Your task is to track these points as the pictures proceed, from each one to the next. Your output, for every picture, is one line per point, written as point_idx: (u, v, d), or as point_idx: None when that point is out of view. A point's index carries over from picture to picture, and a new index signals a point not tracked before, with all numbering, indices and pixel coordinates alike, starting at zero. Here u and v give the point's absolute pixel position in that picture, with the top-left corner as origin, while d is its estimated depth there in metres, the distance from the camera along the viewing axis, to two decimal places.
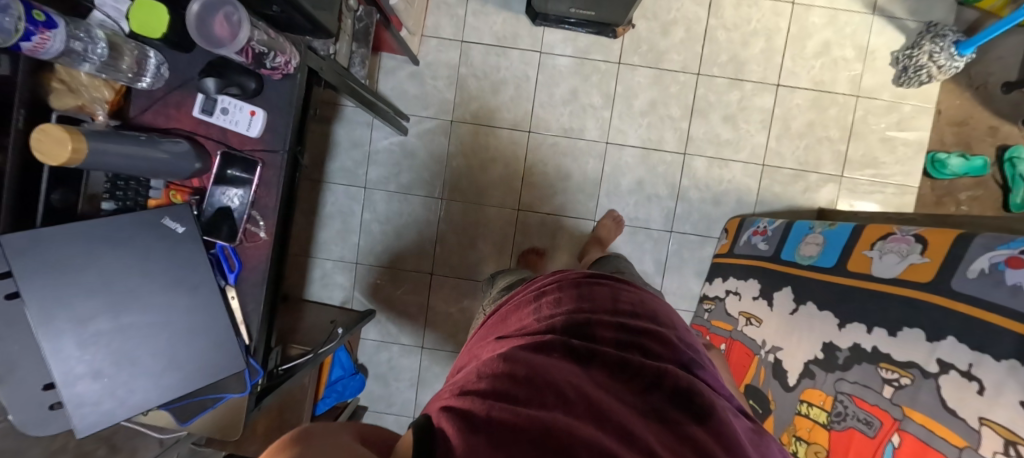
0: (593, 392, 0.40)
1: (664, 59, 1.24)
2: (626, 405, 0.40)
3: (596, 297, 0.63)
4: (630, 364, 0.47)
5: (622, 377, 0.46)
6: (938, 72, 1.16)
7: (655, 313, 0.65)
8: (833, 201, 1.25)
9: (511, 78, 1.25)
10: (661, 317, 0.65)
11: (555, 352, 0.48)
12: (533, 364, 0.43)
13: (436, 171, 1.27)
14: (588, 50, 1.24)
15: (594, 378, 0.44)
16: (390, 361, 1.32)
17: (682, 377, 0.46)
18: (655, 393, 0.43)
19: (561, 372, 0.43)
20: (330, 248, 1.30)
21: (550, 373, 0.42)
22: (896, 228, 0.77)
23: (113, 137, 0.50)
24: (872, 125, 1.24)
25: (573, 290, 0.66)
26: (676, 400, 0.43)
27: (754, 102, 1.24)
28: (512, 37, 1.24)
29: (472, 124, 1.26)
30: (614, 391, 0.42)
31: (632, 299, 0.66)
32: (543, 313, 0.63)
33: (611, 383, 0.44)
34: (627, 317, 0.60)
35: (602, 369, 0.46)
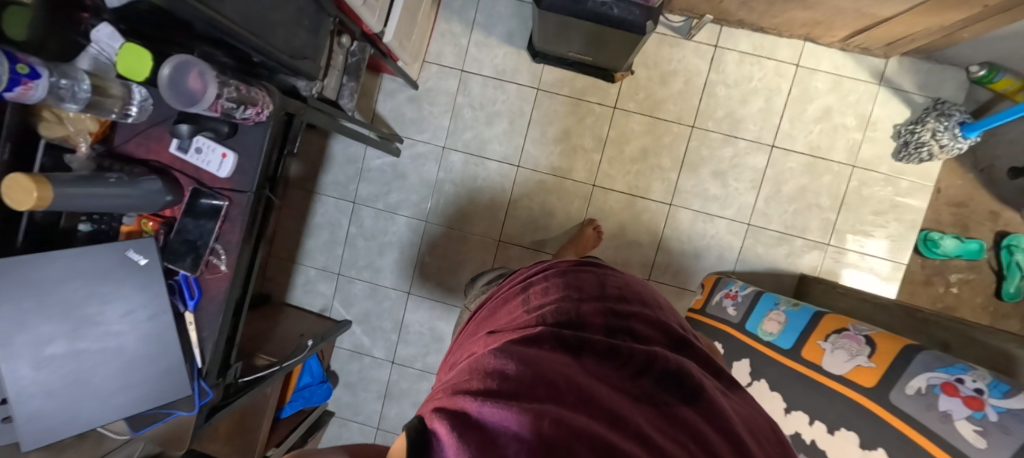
0: (581, 373, 0.43)
1: (660, 108, 1.24)
2: (612, 385, 0.43)
3: (583, 287, 0.68)
4: (617, 349, 0.50)
5: (607, 361, 0.48)
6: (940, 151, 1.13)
7: (637, 300, 0.69)
8: (815, 268, 1.24)
9: (506, 111, 1.27)
10: (646, 304, 0.69)
11: (544, 339, 0.50)
12: (528, 351, 0.45)
13: (424, 194, 1.30)
14: (584, 91, 1.25)
15: (582, 361, 0.46)
16: (361, 372, 1.36)
17: (669, 360, 0.48)
18: (645, 377, 0.46)
19: (551, 355, 0.45)
20: (315, 257, 1.34)
21: (541, 356, 0.44)
22: (852, 324, 0.77)
23: (92, 180, 0.55)
24: (865, 197, 1.22)
25: (561, 286, 0.70)
26: (659, 381, 0.46)
27: (746, 160, 1.23)
28: (511, 71, 1.26)
29: (463, 153, 1.28)
30: (600, 371, 0.45)
31: (618, 289, 0.70)
32: (532, 307, 0.67)
33: (599, 365, 0.47)
34: (612, 307, 0.64)
35: (589, 354, 0.49)
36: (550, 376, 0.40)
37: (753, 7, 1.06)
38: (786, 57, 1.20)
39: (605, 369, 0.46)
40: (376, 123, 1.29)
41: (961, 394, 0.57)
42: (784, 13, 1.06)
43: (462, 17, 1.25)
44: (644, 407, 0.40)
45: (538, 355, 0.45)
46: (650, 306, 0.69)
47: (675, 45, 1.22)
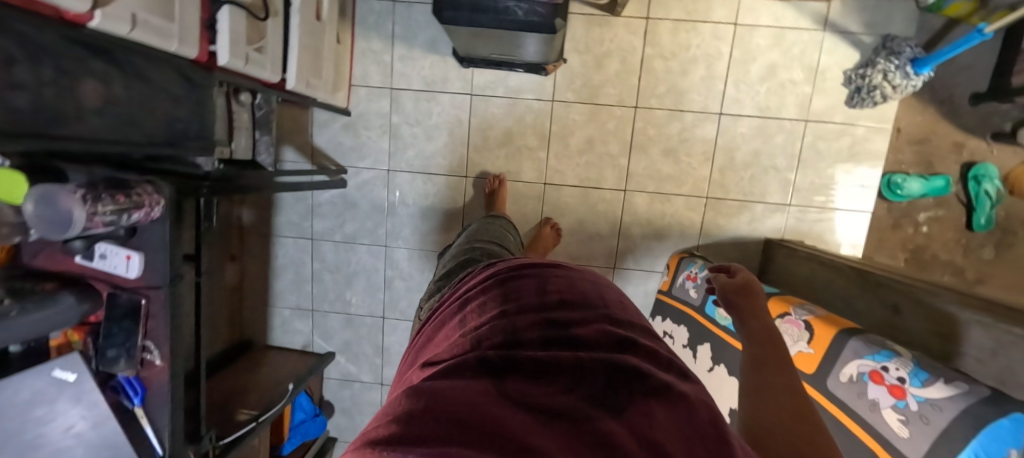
0: (491, 411, 0.33)
1: (600, 94, 1.19)
2: (532, 419, 0.32)
3: (521, 287, 0.59)
4: (549, 368, 0.40)
5: (534, 386, 0.38)
6: (894, 93, 1.08)
7: (589, 291, 0.58)
8: (779, 230, 1.23)
9: (444, 123, 1.23)
10: (595, 292, 0.60)
11: (458, 371, 0.40)
12: (428, 395, 0.35)
13: (378, 219, 1.29)
14: (520, 89, 1.21)
15: (500, 393, 0.36)
16: (354, 397, 1.40)
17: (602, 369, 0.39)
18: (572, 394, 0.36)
19: (457, 394, 0.35)
20: (286, 297, 1.35)
21: (443, 397, 0.34)
22: (794, 306, 0.76)
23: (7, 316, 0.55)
24: (821, 151, 1.18)
25: (496, 293, 0.58)
26: (599, 399, 0.36)
27: (695, 133, 1.20)
28: (441, 80, 1.21)
29: (410, 172, 1.26)
30: (519, 403, 0.35)
31: (565, 283, 0.59)
32: (463, 326, 0.55)
33: (523, 393, 0.36)
34: (555, 306, 0.53)
35: (511, 380, 0.38)
36: (443, 429, 0.30)
37: None
38: (723, 17, 1.14)
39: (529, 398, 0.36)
40: (316, 157, 1.27)
41: (886, 382, 0.57)
42: None
43: (380, 32, 1.19)
44: (572, 443, 0.30)
45: (438, 399, 0.34)
46: (606, 294, 0.58)
47: (605, 24, 1.16)
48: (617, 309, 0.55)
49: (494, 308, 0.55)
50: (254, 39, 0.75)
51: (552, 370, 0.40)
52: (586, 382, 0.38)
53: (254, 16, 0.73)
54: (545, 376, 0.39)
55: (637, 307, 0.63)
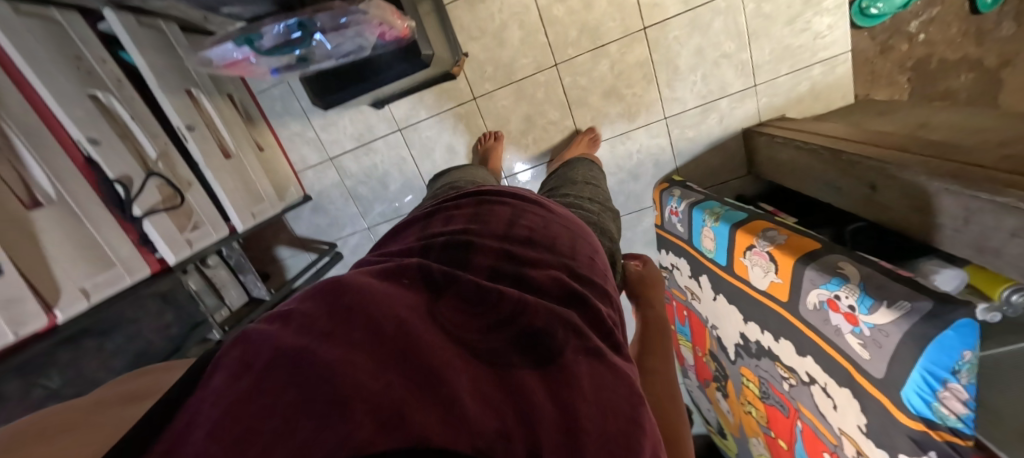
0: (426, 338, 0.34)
1: (515, 69, 1.12)
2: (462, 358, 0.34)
3: (490, 218, 0.58)
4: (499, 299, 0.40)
5: (479, 314, 0.39)
6: None
7: (559, 239, 0.57)
8: (755, 116, 1.14)
9: (391, 166, 1.25)
10: (566, 235, 0.59)
11: (407, 281, 0.40)
12: (366, 291, 0.36)
13: None
14: (440, 103, 1.17)
15: (439, 319, 0.37)
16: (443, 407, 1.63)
17: (544, 310, 0.40)
18: (504, 333, 0.38)
19: (398, 306, 0.35)
20: None
21: (387, 305, 0.35)
22: (757, 238, 0.75)
23: None
24: (770, 13, 1.04)
25: (470, 221, 0.58)
26: (528, 345, 0.37)
27: (628, 61, 1.10)
28: (368, 130, 1.21)
29: (387, 222, 1.32)
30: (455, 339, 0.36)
31: (535, 227, 0.58)
32: (426, 235, 0.56)
33: (457, 323, 0.37)
34: (518, 246, 0.52)
35: (454, 307, 0.39)
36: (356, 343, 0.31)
37: None
38: None
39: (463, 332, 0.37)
40: (305, 244, 1.36)
41: (842, 309, 0.58)
42: None
43: (292, 114, 1.19)
44: (485, 392, 0.32)
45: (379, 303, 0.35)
46: (576, 243, 0.58)
47: None
48: (581, 262, 0.54)
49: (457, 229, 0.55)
50: (184, 224, 0.83)
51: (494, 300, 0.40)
52: (525, 319, 0.39)
53: (172, 208, 0.80)
54: (492, 304, 0.39)
55: (606, 257, 0.64)
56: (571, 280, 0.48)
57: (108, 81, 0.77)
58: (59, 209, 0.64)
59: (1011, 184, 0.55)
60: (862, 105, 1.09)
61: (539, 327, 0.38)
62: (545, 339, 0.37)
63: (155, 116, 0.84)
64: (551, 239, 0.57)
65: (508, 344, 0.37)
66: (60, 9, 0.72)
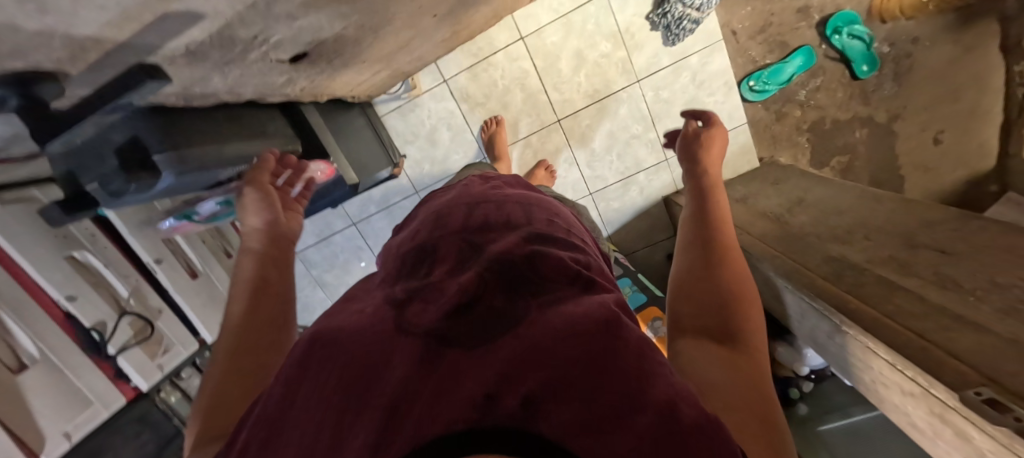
0: (393, 340, 0.29)
1: (449, 164, 1.25)
2: (439, 339, 0.29)
3: (448, 211, 0.50)
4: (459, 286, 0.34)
5: (447, 300, 0.32)
6: (702, 11, 1.05)
7: (519, 214, 0.48)
8: (672, 184, 1.24)
9: (350, 255, 1.37)
10: (530, 208, 0.52)
11: (373, 303, 0.36)
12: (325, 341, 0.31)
13: None
14: (387, 198, 1.30)
15: (405, 319, 0.31)
16: None
17: (500, 279, 0.34)
18: (470, 307, 0.31)
19: (364, 326, 0.31)
20: None
21: (357, 331, 0.31)
22: (648, 327, 0.92)
23: None
24: (669, 97, 1.16)
25: (432, 221, 0.49)
26: (494, 310, 0.31)
27: (548, 148, 1.22)
28: (325, 226, 1.34)
29: None
30: (421, 327, 0.30)
31: (491, 206, 0.50)
32: (394, 253, 0.47)
33: (420, 314, 0.31)
34: (483, 229, 0.44)
35: (420, 300, 0.33)
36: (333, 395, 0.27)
37: (434, 51, 1.00)
38: (507, 40, 1.12)
39: (428, 316, 0.31)
40: None
41: None
42: (462, 32, 0.98)
43: None
44: (463, 369, 0.26)
45: (345, 335, 0.31)
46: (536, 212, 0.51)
47: (415, 107, 1.20)
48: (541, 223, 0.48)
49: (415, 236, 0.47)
50: (155, 351, 0.96)
51: (451, 286, 0.34)
52: (484, 291, 0.32)
53: (143, 340, 0.93)
54: (453, 288, 0.33)
55: (568, 218, 0.56)
56: (534, 242, 0.41)
57: (82, 238, 0.86)
58: (42, 366, 0.77)
59: (822, 293, 0.65)
60: (764, 169, 1.19)
61: (505, 300, 0.32)
62: (511, 305, 0.31)
63: (125, 256, 0.94)
64: (514, 211, 0.50)
65: (481, 314, 0.30)
66: (39, 186, 0.78)
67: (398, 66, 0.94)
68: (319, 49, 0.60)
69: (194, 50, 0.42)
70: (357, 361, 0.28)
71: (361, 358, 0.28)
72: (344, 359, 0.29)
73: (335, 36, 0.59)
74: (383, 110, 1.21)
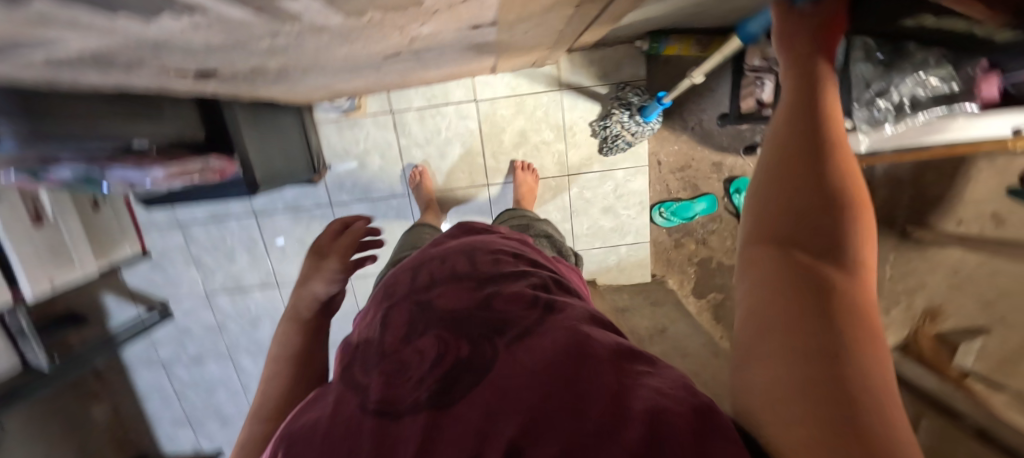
0: (364, 430, 0.31)
1: (372, 190, 1.25)
2: (414, 415, 0.31)
3: (399, 280, 0.49)
4: (419, 355, 0.36)
5: (412, 376, 0.34)
6: (637, 137, 1.15)
7: (465, 255, 0.50)
8: None
9: (239, 244, 1.30)
10: (482, 246, 0.53)
11: (336, 387, 0.36)
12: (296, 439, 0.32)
13: (215, 337, 1.40)
14: (298, 201, 1.26)
15: (370, 404, 0.33)
16: None
17: (465, 337, 0.37)
18: (441, 375, 0.34)
19: (328, 417, 0.33)
20: (161, 414, 1.50)
21: (323, 427, 0.32)
22: None
23: None
24: (589, 198, 1.26)
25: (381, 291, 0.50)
26: (463, 370, 0.34)
27: (470, 206, 1.26)
28: (221, 207, 1.27)
29: (226, 293, 1.35)
30: (392, 409, 0.32)
31: (433, 255, 0.51)
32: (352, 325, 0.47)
33: (393, 391, 0.33)
34: (432, 281, 0.45)
35: (381, 382, 0.34)
36: None
37: (381, 86, 1.01)
38: (461, 97, 1.17)
39: (397, 397, 0.33)
40: (137, 297, 1.35)
41: None
42: (414, 80, 1.01)
43: None
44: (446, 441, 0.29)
45: (309, 435, 0.32)
46: (488, 250, 0.52)
47: (354, 125, 1.20)
48: (497, 260, 0.50)
49: (369, 314, 0.46)
50: None
51: (415, 353, 0.36)
52: (450, 351, 0.35)
53: None
54: (415, 358, 0.36)
55: (515, 246, 0.57)
56: (484, 285, 0.44)
57: None
58: None
59: None
60: (651, 287, 1.32)
61: (464, 356, 0.35)
62: (478, 358, 0.35)
63: None
64: (466, 255, 0.50)
65: (450, 376, 0.34)
66: None
67: (338, 90, 0.94)
68: (228, 72, 0.58)
69: (57, 62, 0.40)
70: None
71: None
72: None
73: (251, 69, 0.58)
74: (322, 117, 1.19)
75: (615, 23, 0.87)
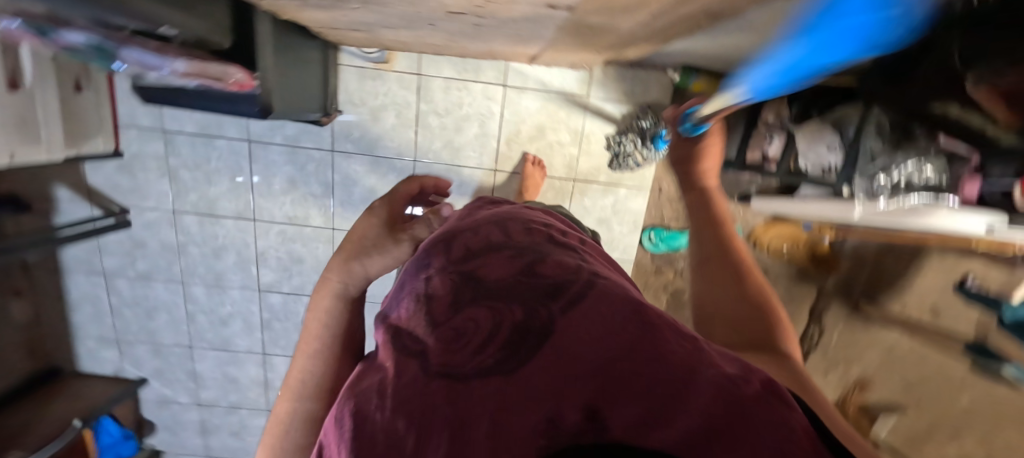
0: (430, 392, 0.29)
1: (379, 146, 1.22)
2: (481, 379, 0.29)
3: (426, 249, 0.46)
4: (472, 321, 0.33)
5: (472, 339, 0.32)
6: (645, 160, 1.19)
7: (498, 222, 0.47)
8: None
9: (224, 167, 1.23)
10: (508, 215, 0.51)
11: (389, 356, 0.35)
12: (358, 423, 0.30)
13: (171, 258, 1.31)
14: (297, 137, 1.21)
15: (433, 368, 0.31)
16: (174, 416, 1.50)
17: (515, 300, 0.35)
18: (497, 342, 0.32)
19: (387, 395, 0.30)
20: (88, 328, 1.38)
21: (384, 395, 0.30)
22: None
23: None
24: (588, 207, 1.29)
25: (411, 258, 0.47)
26: (519, 335, 0.32)
27: (472, 186, 1.26)
28: (215, 125, 1.20)
29: (195, 215, 1.27)
30: (456, 373, 0.30)
31: (462, 227, 0.47)
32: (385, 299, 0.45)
33: (450, 360, 0.31)
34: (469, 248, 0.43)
35: (439, 347, 0.32)
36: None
37: (419, 45, 1.00)
38: (491, 78, 1.17)
39: (454, 365, 0.31)
40: (94, 196, 1.25)
41: None
42: (453, 48, 1.00)
43: None
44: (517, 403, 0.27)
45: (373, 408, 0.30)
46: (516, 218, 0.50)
47: (377, 77, 1.17)
48: (529, 227, 0.48)
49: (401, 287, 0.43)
50: None
51: (466, 320, 0.34)
52: (501, 318, 0.33)
53: None
54: (466, 325, 0.33)
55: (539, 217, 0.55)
56: (523, 249, 0.41)
57: None
58: None
59: None
60: None
61: (529, 321, 0.33)
62: (531, 324, 0.33)
63: None
64: (498, 222, 0.47)
65: (505, 343, 0.31)
66: None
67: (377, 36, 0.92)
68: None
69: None
70: (404, 420, 0.28)
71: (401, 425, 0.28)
72: (383, 430, 0.29)
73: None
74: (346, 61, 1.16)
75: (662, 45, 0.91)
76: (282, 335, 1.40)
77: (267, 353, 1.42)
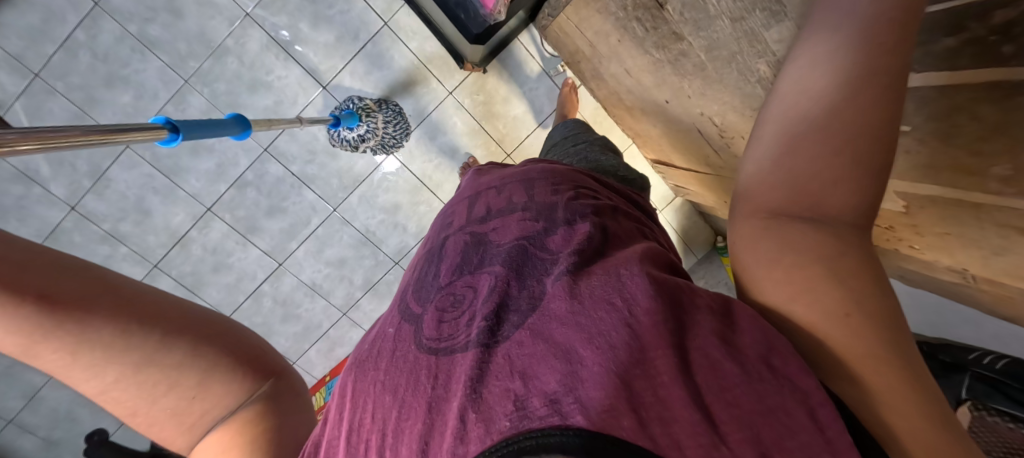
0: (420, 363, 0.40)
1: (489, 121, 1.23)
2: (459, 351, 0.38)
3: (455, 215, 0.61)
4: (471, 290, 0.45)
5: (464, 315, 0.43)
6: (379, 136, 1.12)
7: (521, 189, 0.59)
8: None
9: (340, 23, 1.09)
10: (539, 179, 0.61)
11: (395, 327, 0.47)
12: (366, 378, 0.43)
13: (197, 51, 1.06)
14: (431, 58, 1.15)
15: (424, 343, 0.42)
16: (21, 200, 1.05)
17: (497, 268, 0.45)
18: (476, 313, 0.41)
19: (393, 347, 0.44)
20: (7, 36, 0.97)
21: (384, 365, 0.42)
22: None
23: None
24: None
25: (440, 229, 0.61)
26: (502, 299, 0.41)
27: None
28: None
29: (266, 36, 1.07)
30: (444, 346, 0.40)
31: (494, 186, 0.63)
32: (412, 269, 0.59)
33: (442, 329, 0.42)
34: (486, 223, 0.55)
35: (432, 321, 0.44)
36: (388, 406, 0.38)
37: (606, 91, 1.08)
38: None
39: (449, 335, 0.41)
40: None
41: None
42: (625, 114, 1.12)
43: None
44: (475, 370, 0.34)
45: (380, 356, 0.44)
46: (537, 186, 0.59)
47: (536, 73, 1.20)
48: (547, 196, 0.56)
49: (432, 247, 0.58)
50: None
51: (465, 293, 0.45)
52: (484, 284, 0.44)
53: None
54: (465, 299, 0.45)
55: (583, 180, 0.63)
56: (535, 222, 0.51)
57: None
58: None
59: None
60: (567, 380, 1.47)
61: (508, 297, 0.41)
62: (508, 298, 0.41)
63: None
64: (526, 195, 0.58)
65: (488, 306, 0.41)
66: None
67: (599, 66, 0.98)
68: (686, 10, 0.62)
69: None
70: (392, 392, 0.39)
71: (394, 391, 0.39)
72: (378, 386, 0.41)
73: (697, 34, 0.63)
74: (524, 40, 1.16)
75: None
76: (247, 206, 1.17)
77: (211, 212, 1.16)
